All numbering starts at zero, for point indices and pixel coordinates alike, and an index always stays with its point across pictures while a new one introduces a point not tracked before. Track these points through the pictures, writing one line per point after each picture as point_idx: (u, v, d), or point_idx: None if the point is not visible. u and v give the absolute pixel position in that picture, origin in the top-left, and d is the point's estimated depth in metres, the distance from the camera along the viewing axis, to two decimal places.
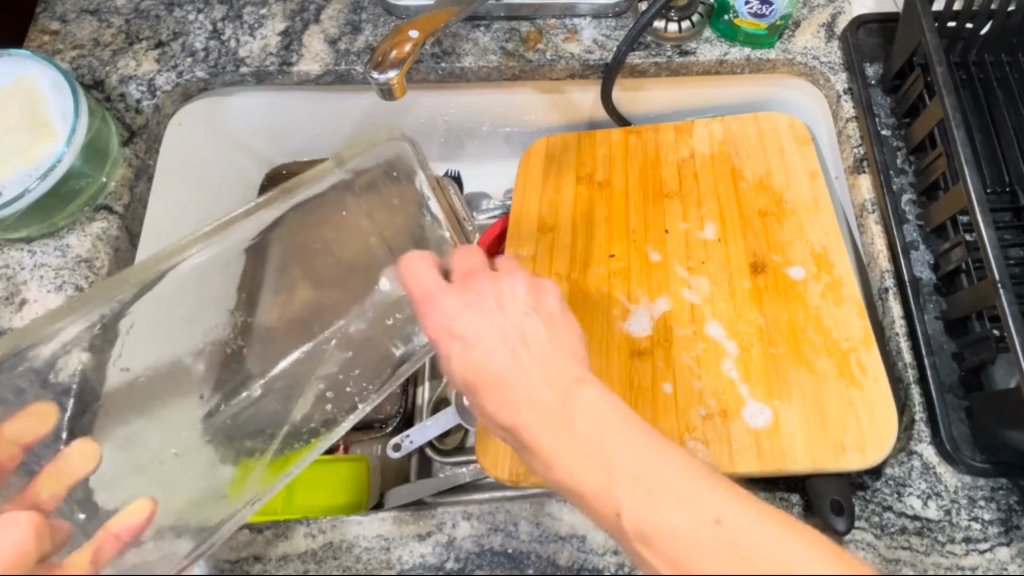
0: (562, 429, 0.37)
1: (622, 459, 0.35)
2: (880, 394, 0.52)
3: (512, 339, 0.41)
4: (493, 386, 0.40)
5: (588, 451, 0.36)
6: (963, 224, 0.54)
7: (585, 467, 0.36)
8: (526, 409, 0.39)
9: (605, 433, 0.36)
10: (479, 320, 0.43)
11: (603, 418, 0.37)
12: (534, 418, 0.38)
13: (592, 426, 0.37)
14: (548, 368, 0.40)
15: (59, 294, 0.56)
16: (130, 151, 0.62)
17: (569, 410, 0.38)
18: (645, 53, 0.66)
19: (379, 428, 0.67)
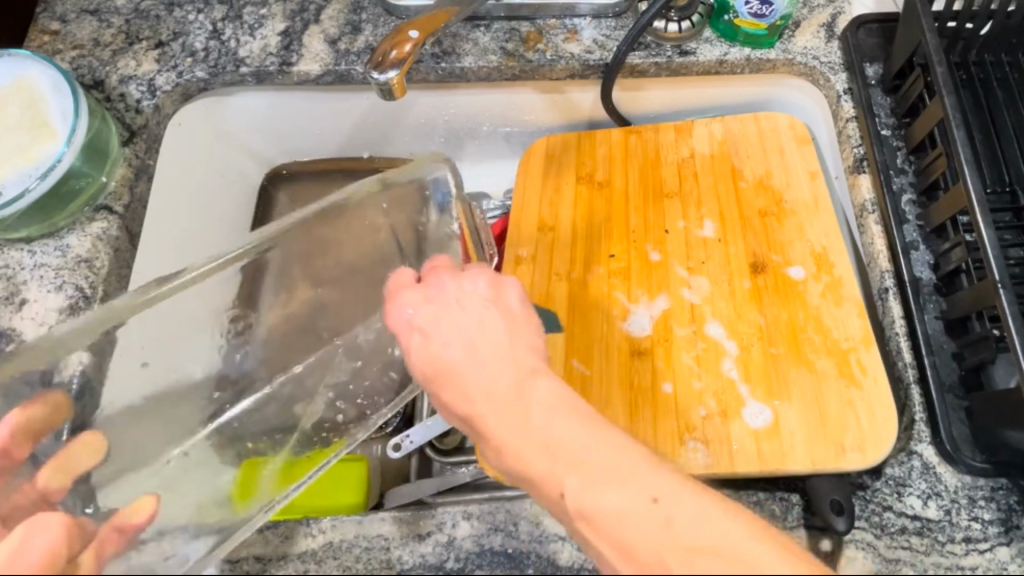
0: (510, 418, 0.37)
1: (566, 442, 0.35)
2: (880, 394, 0.52)
3: (469, 333, 0.41)
4: (450, 380, 0.41)
5: (537, 441, 0.36)
6: (963, 224, 0.54)
7: (529, 454, 0.36)
8: (480, 401, 0.39)
9: (554, 422, 0.36)
10: (440, 315, 0.42)
11: (551, 404, 0.37)
12: (488, 407, 0.38)
13: (541, 416, 0.36)
14: (502, 357, 0.40)
15: (59, 294, 0.56)
16: (130, 151, 0.62)
17: (519, 398, 0.38)
18: (646, 53, 0.66)
19: (379, 429, 0.68)
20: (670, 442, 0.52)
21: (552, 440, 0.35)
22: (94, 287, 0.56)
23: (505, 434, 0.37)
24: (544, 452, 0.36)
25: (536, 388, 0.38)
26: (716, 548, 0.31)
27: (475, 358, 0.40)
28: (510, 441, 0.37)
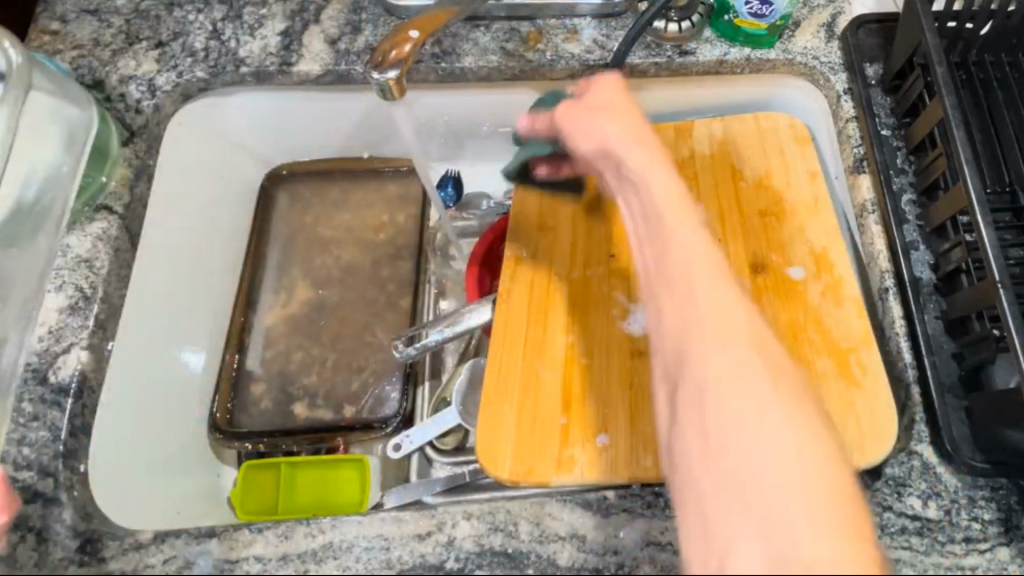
0: (738, 435, 0.34)
1: (818, 550, 0.31)
2: (879, 393, 0.53)
3: (745, 325, 0.38)
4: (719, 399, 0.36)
5: (694, 508, 0.35)
6: (963, 224, 0.54)
7: (732, 510, 0.33)
8: (708, 437, 0.35)
9: (731, 401, 0.35)
10: (649, 190, 0.46)
11: (814, 434, 0.34)
12: (706, 457, 0.35)
13: (795, 527, 0.32)
14: (717, 324, 0.38)
15: (59, 294, 0.56)
16: (130, 151, 0.64)
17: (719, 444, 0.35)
18: (646, 53, 0.66)
19: (378, 428, 0.67)
20: None
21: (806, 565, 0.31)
22: (94, 287, 0.57)
23: (706, 476, 0.35)
24: (757, 533, 0.33)
25: (756, 360, 0.37)
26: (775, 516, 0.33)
27: (737, 371, 0.36)
28: (679, 441, 0.37)
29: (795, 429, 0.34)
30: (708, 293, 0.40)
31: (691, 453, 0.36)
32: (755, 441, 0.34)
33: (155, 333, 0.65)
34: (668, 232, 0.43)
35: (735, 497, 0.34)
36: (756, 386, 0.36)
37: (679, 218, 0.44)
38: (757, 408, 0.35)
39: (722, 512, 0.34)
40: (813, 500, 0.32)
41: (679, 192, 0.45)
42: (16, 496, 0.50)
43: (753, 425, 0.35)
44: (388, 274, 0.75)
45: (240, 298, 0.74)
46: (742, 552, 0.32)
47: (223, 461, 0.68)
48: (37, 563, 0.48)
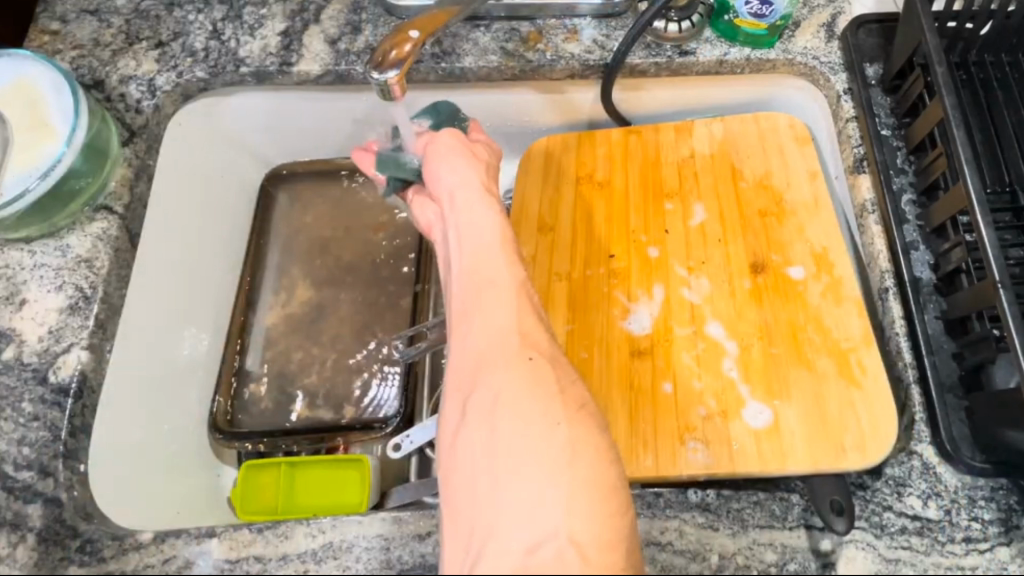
0: (514, 435, 0.41)
1: (580, 530, 0.37)
2: (880, 393, 0.53)
3: (521, 378, 0.44)
4: (492, 424, 0.42)
5: (463, 514, 0.40)
6: (963, 224, 0.54)
7: (509, 505, 0.38)
8: (495, 440, 0.41)
9: (518, 406, 0.42)
10: (468, 234, 0.53)
11: (594, 436, 0.42)
12: (487, 457, 0.41)
13: (552, 510, 0.38)
14: (504, 344, 0.46)
15: (59, 294, 0.56)
16: (130, 151, 0.63)
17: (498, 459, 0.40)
18: (646, 53, 0.66)
19: (379, 428, 0.67)
20: (670, 442, 0.52)
21: (568, 547, 0.37)
22: (94, 287, 0.57)
23: (476, 489, 0.40)
24: (523, 520, 0.38)
25: (541, 374, 0.44)
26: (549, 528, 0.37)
27: (524, 381, 0.43)
28: (470, 444, 0.42)
29: (567, 430, 0.41)
30: (514, 317, 0.47)
31: (481, 449, 0.41)
32: (537, 445, 0.40)
33: (155, 333, 0.65)
34: (483, 266, 0.50)
35: (493, 495, 0.39)
36: (540, 399, 0.43)
37: (497, 257, 0.51)
38: (531, 436, 0.41)
39: (487, 511, 0.39)
40: (575, 486, 0.39)
41: (499, 234, 0.52)
42: (15, 496, 0.50)
43: (527, 431, 0.41)
44: (388, 274, 0.76)
45: (240, 298, 0.74)
46: (507, 537, 0.37)
47: (223, 460, 0.69)
48: (37, 563, 0.48)
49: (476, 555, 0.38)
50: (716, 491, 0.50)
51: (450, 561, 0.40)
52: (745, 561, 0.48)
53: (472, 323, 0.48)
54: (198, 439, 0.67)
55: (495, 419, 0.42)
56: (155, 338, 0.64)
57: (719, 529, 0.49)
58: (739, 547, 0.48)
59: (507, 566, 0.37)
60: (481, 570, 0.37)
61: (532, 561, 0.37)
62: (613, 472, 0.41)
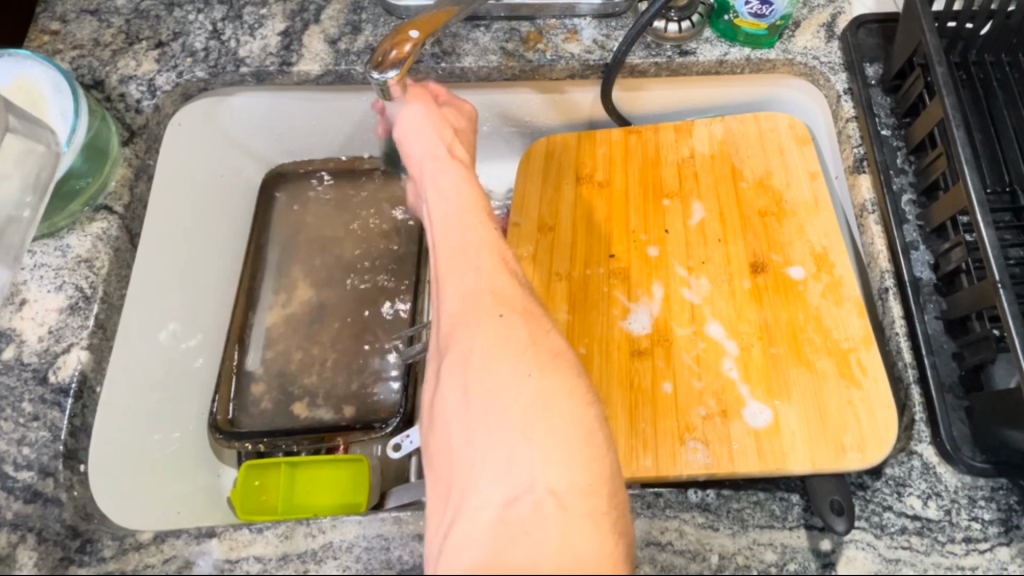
0: (485, 392, 0.38)
1: (558, 479, 0.35)
2: (880, 394, 0.53)
3: (495, 330, 0.41)
4: (462, 380, 0.39)
5: (442, 474, 0.38)
6: (963, 224, 0.54)
7: (483, 463, 0.36)
8: (468, 399, 0.38)
9: (488, 361, 0.39)
10: (438, 199, 0.50)
11: (572, 383, 0.39)
12: (462, 417, 0.38)
13: (528, 463, 0.35)
14: (474, 303, 0.43)
15: (59, 294, 0.56)
16: (130, 151, 0.63)
17: (471, 415, 0.38)
18: (646, 53, 0.66)
19: (379, 429, 0.67)
20: (670, 441, 0.52)
21: (546, 498, 0.34)
22: (94, 287, 0.57)
23: (451, 450, 0.38)
24: (497, 475, 0.35)
25: (513, 327, 0.41)
26: (522, 482, 0.35)
27: (495, 337, 0.40)
28: (445, 405, 0.39)
29: (540, 380, 0.38)
30: (485, 275, 0.44)
31: (455, 409, 0.39)
32: (509, 401, 0.37)
33: (155, 333, 0.65)
34: (450, 228, 0.48)
35: (467, 454, 0.36)
36: (512, 353, 0.39)
37: (464, 218, 0.48)
38: (507, 388, 0.38)
39: (463, 470, 0.36)
40: (551, 436, 0.36)
41: (468, 195, 0.50)
42: (15, 496, 0.50)
43: (499, 387, 0.38)
44: (388, 275, 0.76)
45: (240, 298, 0.74)
46: (483, 493, 0.35)
47: (223, 460, 0.69)
48: (37, 563, 0.48)
49: (454, 515, 0.35)
50: (716, 491, 0.50)
51: (431, 523, 0.37)
52: (745, 561, 0.48)
53: (445, 286, 0.45)
54: (198, 440, 0.67)
55: (468, 378, 0.39)
56: (155, 338, 0.64)
57: (719, 529, 0.49)
58: (739, 547, 0.48)
59: (484, 524, 0.34)
60: (457, 529, 0.35)
61: (510, 514, 0.34)
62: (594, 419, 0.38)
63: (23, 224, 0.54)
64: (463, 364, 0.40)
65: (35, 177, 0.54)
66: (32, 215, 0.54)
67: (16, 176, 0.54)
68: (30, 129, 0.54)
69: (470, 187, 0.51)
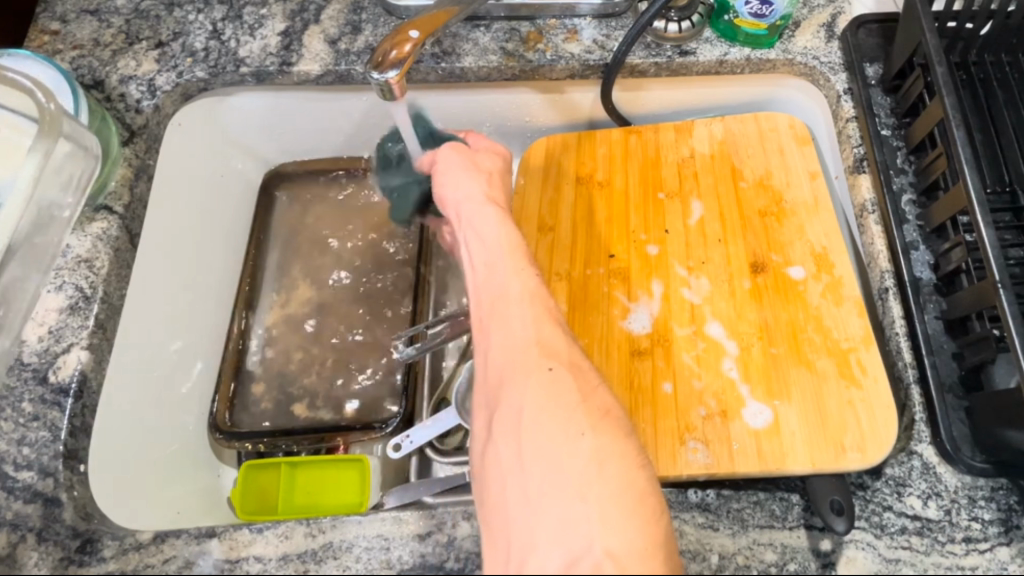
0: (541, 451, 0.38)
1: (615, 541, 0.34)
2: (880, 394, 0.53)
3: (546, 386, 0.40)
4: (515, 436, 0.39)
5: (498, 534, 0.37)
6: (963, 224, 0.54)
7: (541, 526, 0.35)
8: (521, 457, 0.38)
9: (541, 417, 0.39)
10: (479, 243, 0.50)
11: (624, 444, 0.38)
12: (517, 476, 0.38)
13: (585, 526, 0.35)
14: (521, 354, 0.42)
15: (59, 294, 0.56)
16: (130, 151, 0.63)
17: (527, 475, 0.37)
18: (646, 53, 0.66)
19: (379, 428, 0.67)
20: (670, 442, 0.52)
21: (604, 562, 0.34)
22: (94, 287, 0.57)
23: (508, 509, 0.37)
24: (556, 539, 0.35)
25: (562, 381, 0.40)
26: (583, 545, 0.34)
27: (545, 392, 0.40)
28: (497, 461, 0.39)
29: (593, 439, 0.38)
30: (531, 324, 0.44)
31: (509, 467, 0.38)
32: (562, 461, 0.37)
33: (154, 333, 0.65)
34: (495, 274, 0.47)
35: (526, 516, 0.36)
36: (562, 410, 0.39)
37: (510, 264, 0.48)
38: (562, 446, 0.37)
39: (522, 530, 0.36)
40: (606, 499, 0.36)
41: (508, 236, 0.50)
42: (15, 496, 0.50)
43: (552, 446, 0.38)
44: (388, 275, 0.76)
45: (240, 299, 0.74)
46: (543, 555, 0.35)
47: (223, 460, 0.69)
48: (37, 563, 0.48)
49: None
50: (716, 491, 0.50)
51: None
52: (745, 561, 0.48)
53: (490, 335, 0.45)
54: (198, 440, 0.67)
55: (519, 436, 0.39)
56: (155, 339, 0.64)
57: (719, 529, 0.49)
58: (739, 547, 0.48)
59: None
60: None
61: None
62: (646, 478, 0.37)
63: (62, 222, 0.57)
64: (515, 421, 0.39)
65: (77, 177, 0.57)
66: (72, 215, 0.57)
67: (57, 179, 0.55)
68: (78, 133, 0.56)
69: (509, 227, 0.50)
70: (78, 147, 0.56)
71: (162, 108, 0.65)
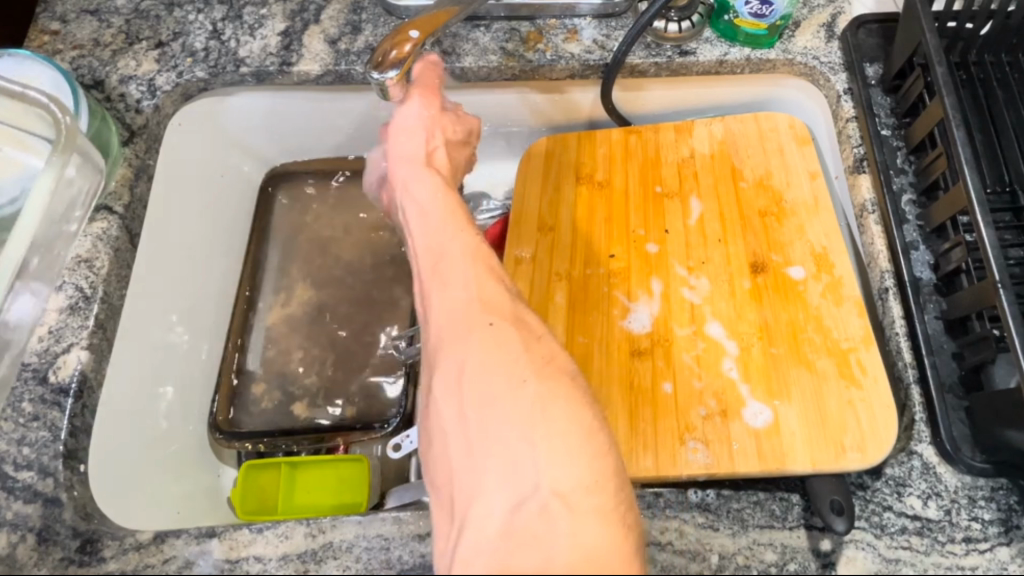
0: (486, 403, 0.38)
1: (563, 483, 0.35)
2: (880, 394, 0.53)
3: (489, 339, 0.40)
4: (456, 394, 0.39)
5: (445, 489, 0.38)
6: (963, 224, 0.54)
7: (486, 473, 0.36)
8: (464, 413, 0.38)
9: (483, 372, 0.39)
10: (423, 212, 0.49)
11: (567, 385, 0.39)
12: (459, 430, 0.38)
13: (532, 469, 0.35)
14: (463, 310, 0.42)
15: (59, 293, 0.56)
16: (130, 151, 0.63)
17: (471, 430, 0.37)
18: (645, 53, 0.66)
19: (379, 428, 0.67)
20: (670, 441, 0.52)
21: (552, 503, 0.34)
22: (94, 287, 0.57)
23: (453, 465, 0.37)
24: (502, 485, 0.35)
25: (503, 332, 0.41)
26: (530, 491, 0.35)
27: (488, 345, 0.40)
28: (442, 420, 0.39)
29: (537, 385, 0.38)
30: (471, 280, 0.44)
31: (452, 421, 0.38)
32: (507, 410, 0.37)
33: (155, 334, 0.65)
34: (438, 239, 0.47)
35: (468, 464, 0.37)
36: (506, 361, 0.39)
37: (447, 233, 0.47)
38: (506, 395, 0.38)
39: (466, 481, 0.36)
40: (550, 440, 0.36)
41: (447, 194, 0.50)
42: (16, 496, 0.50)
43: (495, 398, 0.38)
44: (388, 274, 0.76)
45: (240, 299, 0.74)
46: (488, 503, 0.35)
47: (223, 460, 0.69)
48: (37, 563, 0.48)
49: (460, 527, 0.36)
50: (716, 491, 0.50)
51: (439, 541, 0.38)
52: (745, 561, 0.48)
53: (432, 294, 0.44)
54: (198, 440, 0.67)
55: (462, 392, 0.39)
56: (154, 338, 0.64)
57: (719, 529, 0.49)
58: (739, 547, 0.48)
59: (491, 535, 0.34)
60: (464, 542, 0.35)
61: (516, 523, 0.34)
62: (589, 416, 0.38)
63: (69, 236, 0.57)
64: (457, 377, 0.39)
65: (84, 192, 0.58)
66: (77, 228, 0.58)
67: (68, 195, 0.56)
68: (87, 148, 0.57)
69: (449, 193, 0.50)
70: (88, 161, 0.57)
71: (162, 108, 0.65)
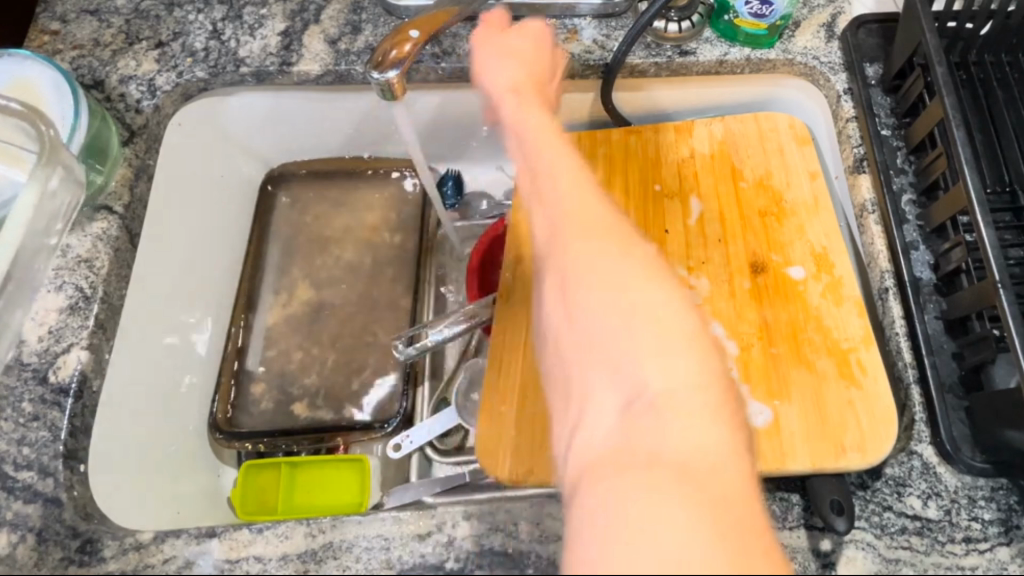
0: (592, 308, 0.34)
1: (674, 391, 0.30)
2: (879, 394, 0.52)
3: (595, 229, 0.36)
4: (563, 312, 0.35)
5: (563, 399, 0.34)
6: (963, 224, 0.54)
7: (595, 384, 0.32)
8: (573, 322, 0.34)
9: (589, 270, 0.35)
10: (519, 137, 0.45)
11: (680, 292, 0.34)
12: (571, 345, 0.34)
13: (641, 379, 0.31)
14: (562, 206, 0.38)
15: (59, 294, 0.56)
16: (130, 151, 0.63)
17: (581, 342, 0.34)
18: (646, 53, 0.66)
19: (379, 429, 0.67)
20: None
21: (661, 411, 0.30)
22: (94, 287, 0.57)
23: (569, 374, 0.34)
24: (613, 398, 0.31)
25: (598, 242, 0.36)
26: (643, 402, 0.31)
27: (589, 235, 0.36)
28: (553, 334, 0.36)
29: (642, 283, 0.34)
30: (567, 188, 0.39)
31: (564, 338, 0.35)
32: (616, 314, 0.33)
33: (154, 333, 0.65)
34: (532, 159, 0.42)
35: (580, 379, 0.33)
36: (611, 253, 0.35)
37: (550, 146, 0.42)
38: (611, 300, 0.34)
39: (579, 400, 0.33)
40: (658, 350, 0.32)
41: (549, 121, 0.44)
42: (16, 496, 0.50)
43: (602, 294, 0.34)
44: (388, 274, 0.76)
45: (240, 298, 0.74)
46: (599, 417, 0.31)
47: (223, 460, 0.69)
48: (37, 563, 0.48)
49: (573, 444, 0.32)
50: None
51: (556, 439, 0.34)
52: None
53: (532, 202, 0.40)
54: (198, 440, 0.67)
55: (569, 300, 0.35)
56: (154, 338, 0.64)
57: None
58: None
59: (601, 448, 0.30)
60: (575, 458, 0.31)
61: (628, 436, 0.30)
62: (715, 355, 0.32)
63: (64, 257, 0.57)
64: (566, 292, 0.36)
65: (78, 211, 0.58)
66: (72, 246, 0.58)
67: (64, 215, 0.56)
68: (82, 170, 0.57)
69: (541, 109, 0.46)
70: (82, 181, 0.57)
71: (162, 108, 0.65)
